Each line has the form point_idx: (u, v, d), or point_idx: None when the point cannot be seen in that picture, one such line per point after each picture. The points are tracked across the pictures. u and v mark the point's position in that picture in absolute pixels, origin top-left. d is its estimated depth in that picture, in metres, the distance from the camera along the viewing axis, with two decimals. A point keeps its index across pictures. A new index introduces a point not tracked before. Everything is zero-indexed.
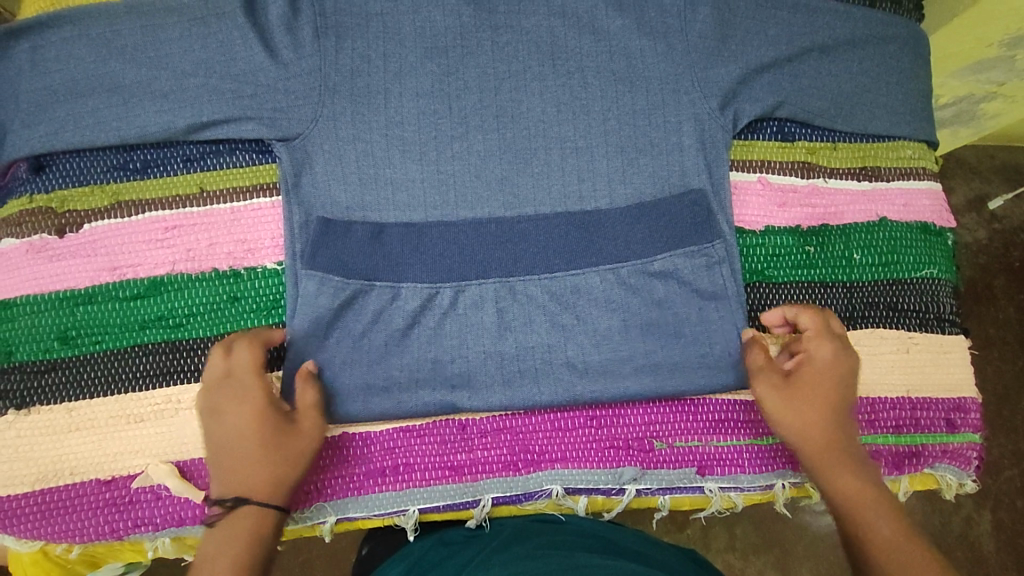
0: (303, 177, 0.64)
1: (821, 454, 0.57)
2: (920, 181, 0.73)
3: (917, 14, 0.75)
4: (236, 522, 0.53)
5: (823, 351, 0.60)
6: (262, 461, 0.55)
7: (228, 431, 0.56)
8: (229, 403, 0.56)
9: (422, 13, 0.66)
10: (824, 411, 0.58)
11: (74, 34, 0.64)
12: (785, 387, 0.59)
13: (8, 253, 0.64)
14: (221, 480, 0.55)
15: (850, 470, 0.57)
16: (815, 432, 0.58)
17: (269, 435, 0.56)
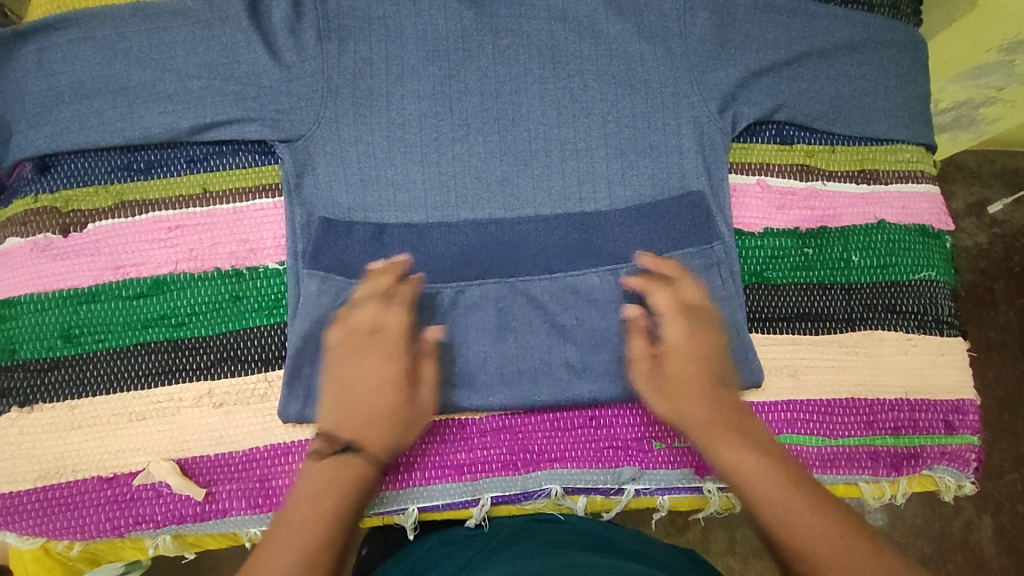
0: (305, 178, 0.65)
1: (703, 434, 0.59)
2: (918, 185, 0.73)
3: (915, 19, 0.76)
4: (339, 467, 0.57)
5: (674, 332, 0.61)
6: (386, 420, 0.59)
7: (365, 381, 0.59)
8: (370, 358, 0.60)
9: (424, 17, 0.67)
10: (698, 393, 0.60)
11: (80, 36, 0.65)
12: (658, 379, 0.61)
13: (13, 252, 0.65)
14: (339, 422, 0.59)
15: (737, 443, 0.58)
16: (694, 413, 0.60)
17: (398, 396, 0.59)
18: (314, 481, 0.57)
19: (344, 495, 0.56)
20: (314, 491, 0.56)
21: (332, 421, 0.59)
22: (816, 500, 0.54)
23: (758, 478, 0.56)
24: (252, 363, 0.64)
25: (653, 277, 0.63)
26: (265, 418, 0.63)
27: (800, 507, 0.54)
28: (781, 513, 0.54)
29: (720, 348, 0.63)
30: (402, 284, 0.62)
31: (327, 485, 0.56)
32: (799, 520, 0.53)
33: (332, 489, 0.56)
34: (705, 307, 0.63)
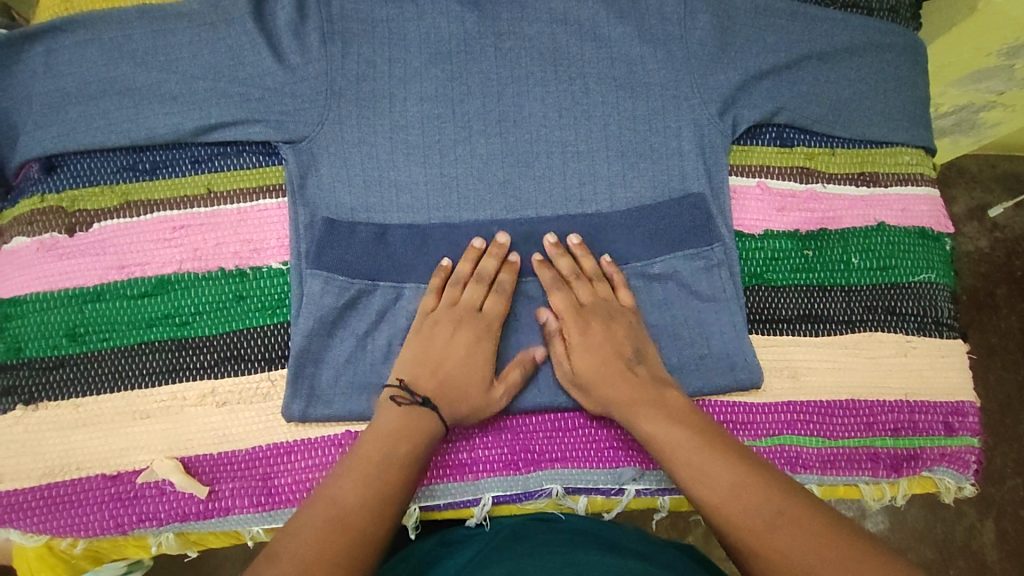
0: (309, 179, 0.65)
1: (622, 413, 0.59)
2: (917, 187, 0.73)
3: (915, 23, 0.76)
4: (413, 417, 0.57)
5: (574, 334, 0.62)
6: (469, 392, 0.60)
7: (456, 352, 0.61)
8: (467, 337, 0.62)
9: (427, 20, 0.68)
10: (609, 375, 0.60)
11: (86, 38, 0.65)
12: (577, 378, 0.62)
13: (20, 251, 0.66)
14: (421, 379, 0.59)
15: (652, 414, 0.57)
16: (610, 392, 0.60)
17: (484, 374, 0.61)
18: (387, 425, 0.56)
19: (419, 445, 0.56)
20: (383, 436, 0.55)
21: (413, 375, 0.60)
22: (738, 456, 0.52)
23: (676, 441, 0.55)
24: (256, 362, 0.64)
25: (548, 279, 0.64)
26: (268, 416, 0.63)
27: (719, 465, 0.52)
28: (697, 474, 0.52)
29: (631, 328, 0.63)
30: (510, 266, 0.64)
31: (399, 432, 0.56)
32: (720, 478, 0.51)
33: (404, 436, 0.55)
34: (608, 296, 0.64)
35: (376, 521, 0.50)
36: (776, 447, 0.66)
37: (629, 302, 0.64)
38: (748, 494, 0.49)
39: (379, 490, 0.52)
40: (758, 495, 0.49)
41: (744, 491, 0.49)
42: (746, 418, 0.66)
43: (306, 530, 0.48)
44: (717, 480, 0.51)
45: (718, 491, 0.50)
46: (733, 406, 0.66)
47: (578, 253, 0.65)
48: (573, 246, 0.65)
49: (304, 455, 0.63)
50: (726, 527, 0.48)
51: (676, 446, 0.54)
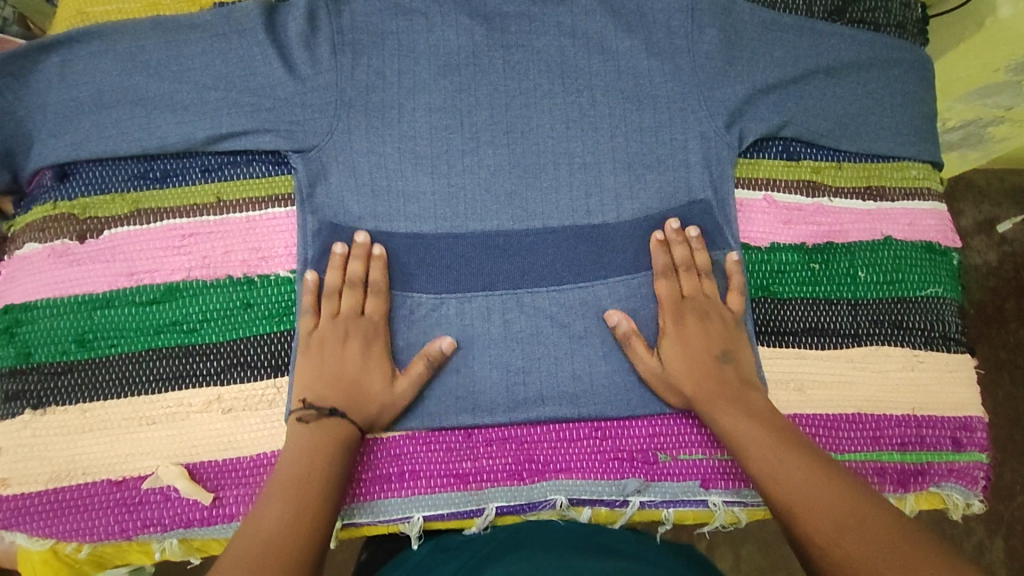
0: (317, 188, 0.66)
1: (697, 403, 0.61)
2: (925, 202, 0.73)
3: (921, 38, 0.77)
4: (326, 431, 0.57)
5: (670, 323, 0.64)
6: (371, 395, 0.61)
7: (349, 360, 0.62)
8: (354, 339, 0.62)
9: (436, 32, 0.68)
10: (695, 364, 0.62)
11: (100, 48, 0.66)
12: (661, 369, 0.63)
13: (32, 257, 0.66)
14: (323, 394, 0.60)
15: (731, 408, 0.59)
16: (687, 383, 0.62)
17: (381, 376, 0.62)
18: (304, 448, 0.56)
19: (331, 460, 0.56)
20: (296, 460, 0.55)
21: (314, 393, 0.60)
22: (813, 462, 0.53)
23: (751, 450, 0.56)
24: (261, 369, 0.65)
25: (659, 264, 0.65)
26: (273, 423, 0.63)
27: (792, 470, 0.53)
28: (775, 468, 0.53)
29: (730, 329, 0.64)
30: (379, 259, 0.64)
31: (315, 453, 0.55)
32: (792, 486, 0.51)
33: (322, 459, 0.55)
34: (714, 294, 0.66)
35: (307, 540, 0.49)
36: None
37: (737, 308, 0.66)
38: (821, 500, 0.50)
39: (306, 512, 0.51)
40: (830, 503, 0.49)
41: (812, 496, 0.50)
42: None
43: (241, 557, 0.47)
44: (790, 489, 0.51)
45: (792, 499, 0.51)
46: None
47: (693, 245, 0.66)
48: (692, 237, 0.66)
49: None
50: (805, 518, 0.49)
51: (751, 452, 0.56)
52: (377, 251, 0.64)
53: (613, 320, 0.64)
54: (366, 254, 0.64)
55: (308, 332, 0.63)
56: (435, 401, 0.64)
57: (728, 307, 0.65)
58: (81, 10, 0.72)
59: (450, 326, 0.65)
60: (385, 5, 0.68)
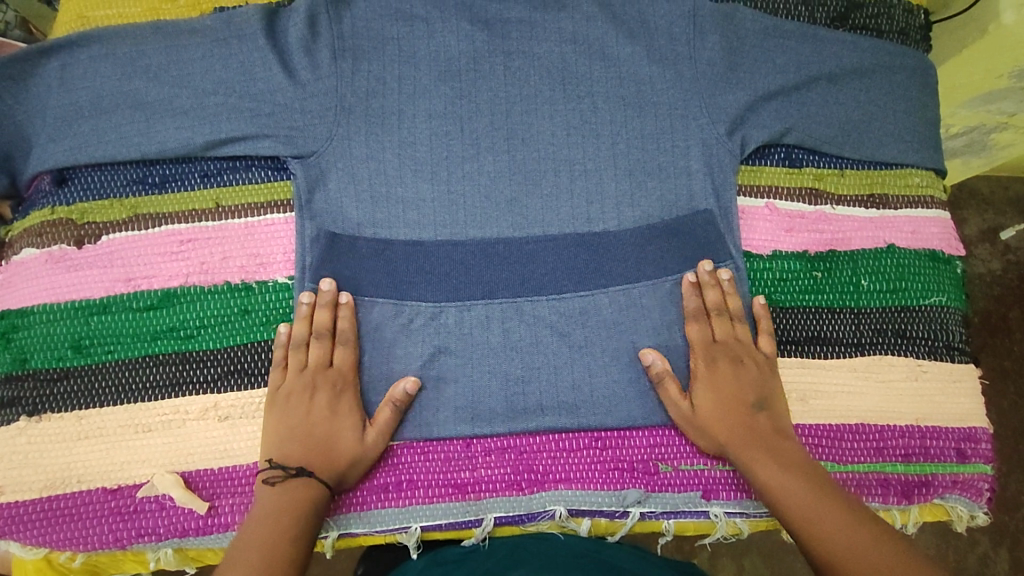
0: (316, 194, 0.65)
1: (730, 451, 0.61)
2: (928, 210, 0.73)
3: (924, 45, 0.76)
4: (292, 492, 0.57)
5: (699, 365, 0.63)
6: (339, 450, 0.60)
7: (321, 414, 0.61)
8: (324, 391, 0.61)
9: (437, 38, 0.68)
10: (726, 412, 0.62)
11: (100, 53, 0.66)
12: (692, 415, 0.62)
13: (29, 262, 0.66)
14: (291, 452, 0.59)
15: (767, 460, 0.59)
16: (718, 431, 0.62)
17: (352, 429, 0.61)
18: (268, 513, 0.56)
19: (293, 528, 0.55)
20: (260, 527, 0.55)
21: (282, 451, 0.59)
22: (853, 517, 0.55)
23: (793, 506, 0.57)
24: (259, 377, 0.64)
25: (691, 306, 0.64)
26: None
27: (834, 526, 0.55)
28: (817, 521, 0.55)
29: (764, 375, 0.64)
30: (346, 307, 0.63)
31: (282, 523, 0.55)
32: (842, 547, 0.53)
33: (285, 527, 0.55)
34: (745, 338, 0.65)
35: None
36: None
37: (768, 349, 0.65)
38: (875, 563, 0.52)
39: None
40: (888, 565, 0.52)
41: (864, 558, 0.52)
42: None
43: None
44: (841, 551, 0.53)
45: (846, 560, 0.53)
46: None
47: (726, 289, 0.65)
48: (724, 279, 0.65)
49: None
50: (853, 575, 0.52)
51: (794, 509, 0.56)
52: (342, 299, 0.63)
53: (647, 358, 0.63)
54: (332, 301, 0.63)
55: (276, 390, 0.62)
56: (433, 410, 0.64)
57: (761, 352, 0.65)
58: (81, 14, 0.72)
59: (449, 334, 0.64)
60: (385, 10, 0.68)
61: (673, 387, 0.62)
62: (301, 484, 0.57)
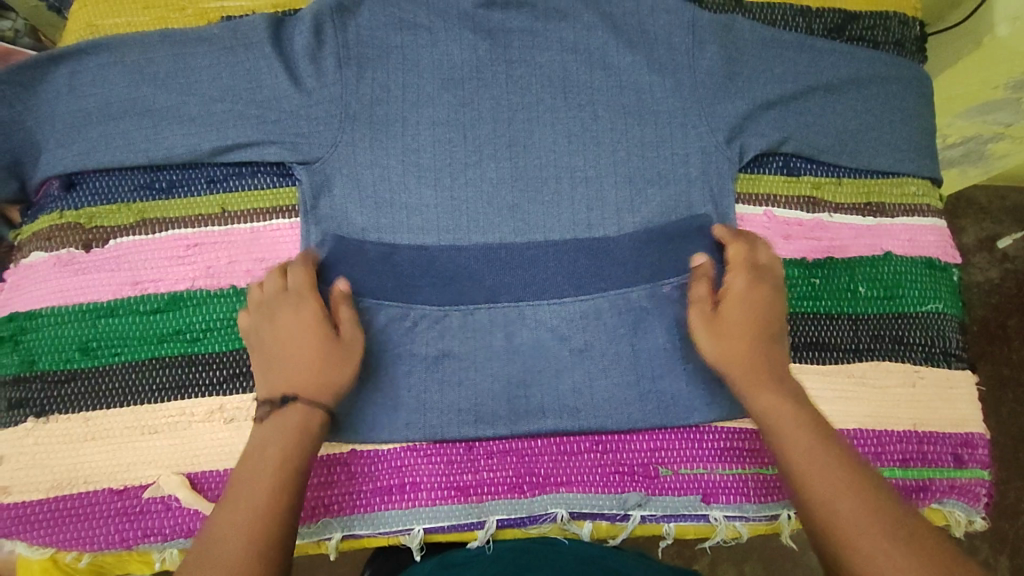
0: (321, 200, 0.66)
1: (747, 368, 0.58)
2: (924, 218, 0.74)
3: (920, 56, 0.77)
4: (283, 421, 0.55)
5: (737, 280, 0.61)
6: (312, 364, 0.57)
7: (289, 330, 0.58)
8: (282, 311, 0.59)
9: (440, 47, 0.69)
10: (754, 330, 0.59)
11: (109, 60, 0.67)
12: (714, 322, 0.60)
13: (38, 265, 0.67)
14: (274, 384, 0.57)
15: (776, 388, 0.57)
16: (740, 342, 0.59)
17: (320, 340, 0.58)
18: (255, 448, 0.54)
19: (291, 456, 0.53)
20: (254, 459, 0.53)
21: (269, 386, 0.57)
22: (854, 468, 0.51)
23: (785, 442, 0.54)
24: None
25: (723, 234, 0.65)
26: None
27: (827, 471, 0.51)
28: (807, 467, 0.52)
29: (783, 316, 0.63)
30: (303, 256, 0.63)
31: (275, 454, 0.53)
32: (825, 494, 0.50)
33: (280, 458, 0.53)
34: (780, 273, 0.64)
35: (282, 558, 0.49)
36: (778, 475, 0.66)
37: None
38: (857, 520, 0.48)
39: (280, 525, 0.50)
40: (873, 525, 0.48)
41: (846, 511, 0.49)
42: (750, 444, 0.66)
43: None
44: (819, 495, 0.50)
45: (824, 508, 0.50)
46: (738, 433, 0.66)
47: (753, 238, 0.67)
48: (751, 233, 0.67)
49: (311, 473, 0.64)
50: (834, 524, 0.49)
51: (789, 446, 0.53)
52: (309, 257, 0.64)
53: (697, 261, 0.64)
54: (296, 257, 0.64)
55: (250, 328, 0.60)
56: (436, 412, 0.64)
57: None
58: (91, 22, 0.73)
59: (451, 338, 0.65)
60: (389, 19, 0.69)
61: (708, 293, 0.62)
62: (285, 412, 0.55)
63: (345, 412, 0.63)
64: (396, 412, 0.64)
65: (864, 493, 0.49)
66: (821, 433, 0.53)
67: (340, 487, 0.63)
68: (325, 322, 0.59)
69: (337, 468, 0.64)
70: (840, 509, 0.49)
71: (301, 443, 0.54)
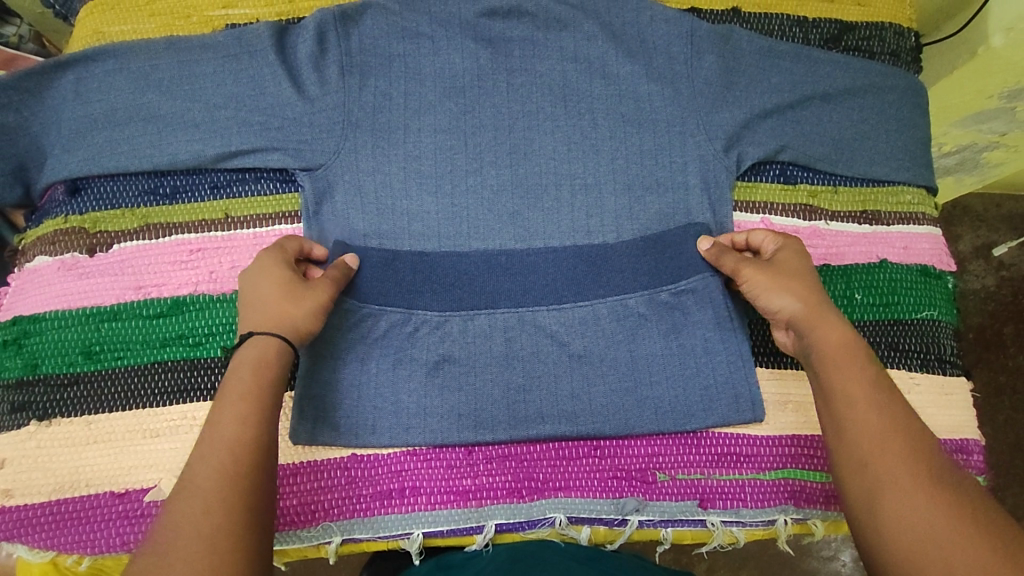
0: (323, 207, 0.67)
1: (807, 306, 0.58)
2: (919, 226, 0.75)
3: (915, 67, 0.78)
4: (244, 358, 0.53)
5: (791, 244, 0.64)
6: (266, 299, 0.57)
7: (250, 274, 0.59)
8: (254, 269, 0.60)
9: (442, 56, 0.70)
10: (811, 281, 0.60)
11: (115, 67, 0.68)
12: (770, 266, 0.61)
13: (42, 269, 0.68)
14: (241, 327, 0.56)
15: (839, 327, 0.56)
16: (799, 284, 0.59)
17: (277, 280, 0.58)
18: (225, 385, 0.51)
19: (260, 395, 0.51)
20: (226, 401, 0.50)
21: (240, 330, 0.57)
22: (904, 418, 0.50)
23: (837, 382, 0.53)
24: None
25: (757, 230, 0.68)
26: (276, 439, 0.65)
27: (874, 415, 0.50)
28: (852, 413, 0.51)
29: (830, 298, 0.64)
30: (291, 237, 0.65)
31: (241, 389, 0.51)
32: (868, 435, 0.49)
33: (245, 391, 0.51)
34: None
35: (261, 493, 0.47)
36: (776, 481, 0.66)
37: None
38: (891, 464, 0.47)
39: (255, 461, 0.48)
40: (908, 469, 0.47)
41: (884, 454, 0.48)
42: (747, 450, 0.67)
43: (188, 519, 0.44)
44: (858, 435, 0.50)
45: (862, 449, 0.49)
46: (735, 439, 0.67)
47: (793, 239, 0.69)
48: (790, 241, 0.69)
49: (311, 478, 0.64)
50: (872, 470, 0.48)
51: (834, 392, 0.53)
52: (348, 261, 0.63)
53: (703, 246, 0.66)
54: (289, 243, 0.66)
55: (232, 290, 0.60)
56: (437, 417, 0.64)
57: None
58: (97, 29, 0.74)
59: (451, 342, 0.66)
60: (392, 28, 0.70)
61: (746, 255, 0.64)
62: (251, 343, 0.54)
63: (347, 416, 0.64)
64: (395, 416, 0.64)
65: (906, 440, 0.49)
66: (876, 380, 0.52)
67: (339, 491, 0.64)
68: (286, 269, 0.59)
69: (337, 473, 0.64)
70: (877, 451, 0.48)
71: (268, 375, 0.52)
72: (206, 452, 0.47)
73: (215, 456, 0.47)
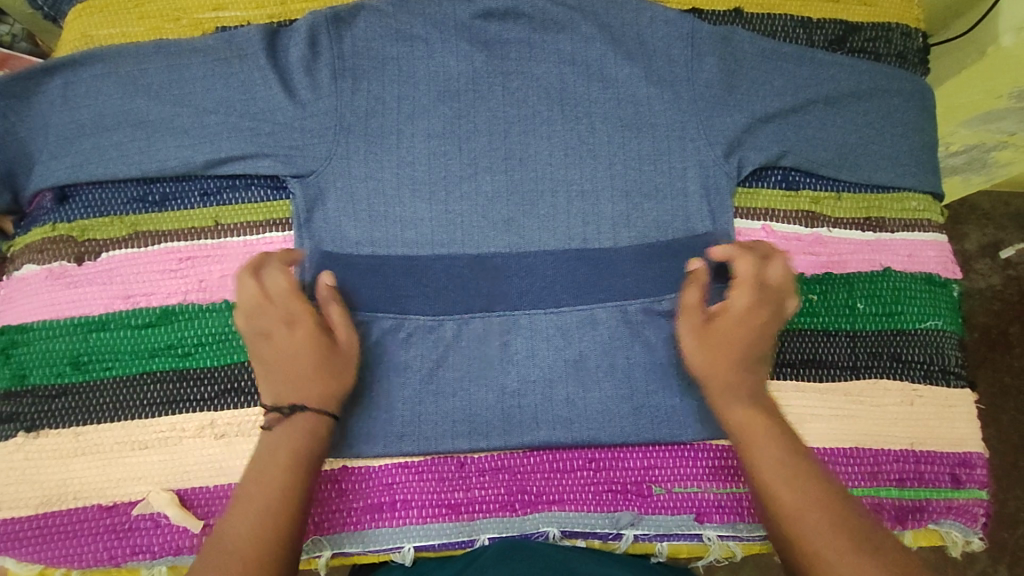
0: (315, 213, 0.66)
1: (716, 379, 0.58)
2: (925, 233, 0.73)
3: (923, 68, 0.76)
4: (297, 426, 0.56)
5: (732, 296, 0.60)
6: (322, 374, 0.58)
7: (296, 333, 0.58)
8: (281, 325, 0.58)
9: (436, 59, 0.69)
10: (733, 345, 0.58)
11: (103, 71, 0.67)
12: (701, 334, 0.59)
13: (30, 278, 0.67)
14: (279, 391, 0.57)
15: (746, 398, 0.57)
16: (718, 353, 0.58)
17: (317, 344, 0.58)
18: (267, 453, 0.54)
19: (302, 461, 0.54)
20: (268, 471, 0.53)
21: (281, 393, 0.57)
22: (818, 485, 0.51)
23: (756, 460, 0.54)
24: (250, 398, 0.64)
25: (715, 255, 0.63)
26: None
27: (789, 487, 0.51)
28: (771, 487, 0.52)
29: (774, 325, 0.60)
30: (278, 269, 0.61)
31: (281, 440, 0.55)
32: (788, 509, 0.50)
33: (288, 461, 0.54)
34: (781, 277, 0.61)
35: (291, 552, 0.51)
36: None
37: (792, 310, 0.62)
38: (817, 532, 0.49)
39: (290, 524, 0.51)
40: (830, 534, 0.48)
41: (809, 523, 0.49)
42: None
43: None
44: (780, 511, 0.51)
45: (786, 526, 0.50)
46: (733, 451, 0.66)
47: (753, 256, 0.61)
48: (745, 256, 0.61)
49: None
50: (798, 541, 0.49)
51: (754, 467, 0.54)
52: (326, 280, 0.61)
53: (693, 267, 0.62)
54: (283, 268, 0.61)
55: (262, 334, 0.59)
56: (431, 423, 0.64)
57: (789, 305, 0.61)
58: (85, 33, 0.73)
59: (444, 351, 0.64)
60: (386, 30, 0.69)
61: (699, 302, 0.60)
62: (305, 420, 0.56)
63: (339, 425, 0.63)
64: (389, 426, 0.63)
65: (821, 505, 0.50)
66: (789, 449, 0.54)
67: (330, 504, 0.63)
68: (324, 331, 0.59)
69: (328, 486, 0.64)
70: (802, 528, 0.49)
71: (307, 447, 0.55)
72: (238, 511, 0.51)
73: (254, 520, 0.50)
